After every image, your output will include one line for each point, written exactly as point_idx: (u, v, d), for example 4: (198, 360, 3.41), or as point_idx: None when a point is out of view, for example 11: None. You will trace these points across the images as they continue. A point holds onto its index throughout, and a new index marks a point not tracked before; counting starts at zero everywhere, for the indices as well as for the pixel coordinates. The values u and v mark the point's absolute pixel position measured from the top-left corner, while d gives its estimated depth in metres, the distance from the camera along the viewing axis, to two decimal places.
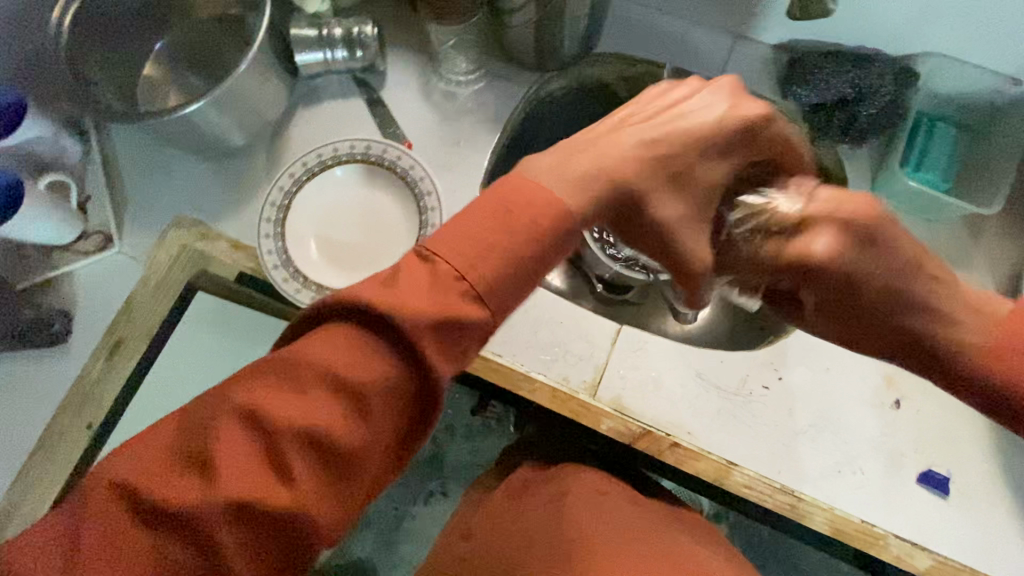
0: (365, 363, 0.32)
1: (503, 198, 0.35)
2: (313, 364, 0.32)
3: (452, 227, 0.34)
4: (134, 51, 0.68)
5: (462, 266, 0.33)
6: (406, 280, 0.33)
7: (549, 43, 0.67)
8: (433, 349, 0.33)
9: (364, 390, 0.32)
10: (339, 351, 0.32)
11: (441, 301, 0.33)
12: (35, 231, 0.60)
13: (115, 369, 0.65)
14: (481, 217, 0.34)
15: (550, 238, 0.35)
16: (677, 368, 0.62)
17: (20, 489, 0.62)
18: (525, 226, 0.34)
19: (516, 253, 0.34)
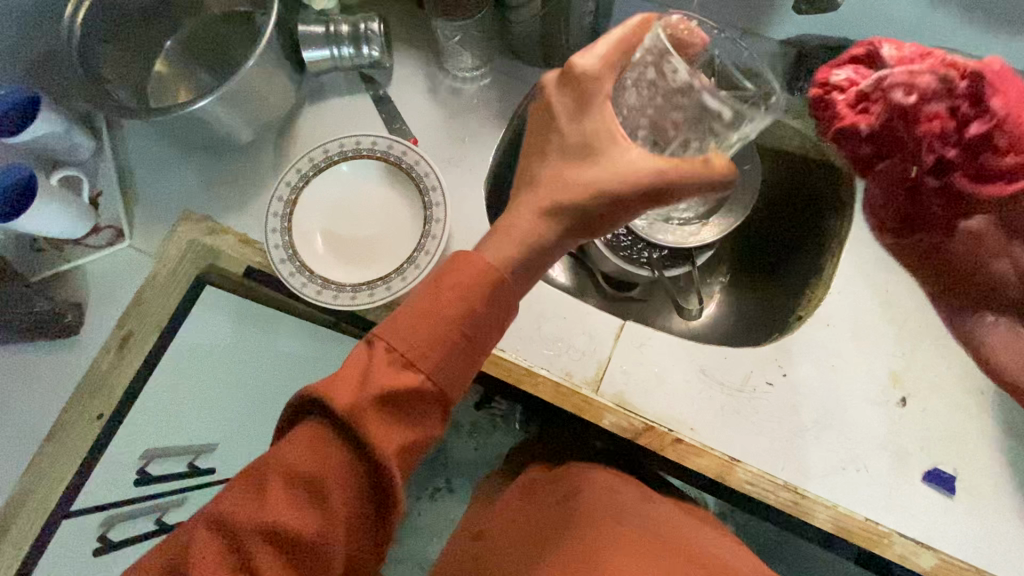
0: (323, 449, 0.38)
1: (438, 286, 0.40)
2: (282, 461, 0.39)
3: (397, 318, 0.40)
4: (145, 49, 0.69)
5: (393, 347, 0.39)
6: (356, 368, 0.39)
7: (555, 38, 0.66)
8: (379, 426, 0.38)
9: (322, 476, 0.38)
10: (303, 449, 0.39)
11: (387, 378, 0.38)
12: (50, 226, 0.62)
13: (126, 361, 0.67)
14: (421, 305, 0.40)
15: (480, 309, 0.40)
16: (679, 364, 0.60)
17: (39, 473, 0.65)
18: (450, 303, 0.40)
19: (450, 322, 0.40)
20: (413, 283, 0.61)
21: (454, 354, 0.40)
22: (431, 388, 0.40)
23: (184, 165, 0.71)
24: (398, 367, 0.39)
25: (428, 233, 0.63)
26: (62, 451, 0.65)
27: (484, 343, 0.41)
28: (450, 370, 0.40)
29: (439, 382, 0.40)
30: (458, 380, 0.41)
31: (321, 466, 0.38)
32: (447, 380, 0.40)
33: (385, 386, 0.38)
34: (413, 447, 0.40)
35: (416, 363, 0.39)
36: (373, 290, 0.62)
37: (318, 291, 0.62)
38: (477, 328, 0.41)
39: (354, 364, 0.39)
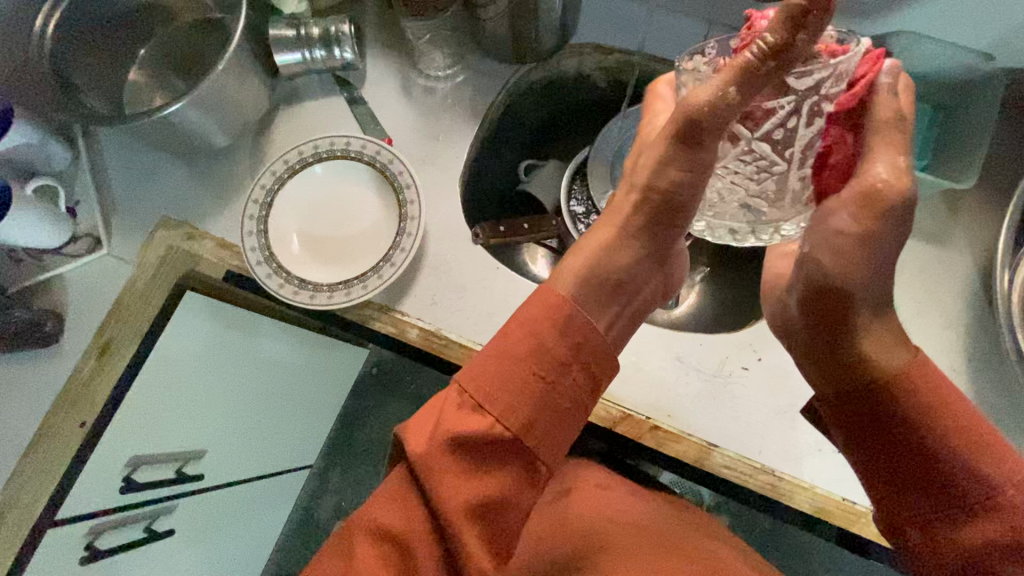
0: (404, 504, 0.41)
1: (537, 330, 0.43)
2: (381, 520, 0.40)
3: (489, 365, 0.42)
4: (119, 59, 0.70)
5: (471, 396, 0.41)
6: (450, 413, 0.41)
7: (523, 34, 0.67)
8: (448, 479, 0.40)
9: (406, 533, 0.40)
10: (395, 509, 0.40)
11: (473, 426, 0.40)
12: (26, 235, 0.62)
13: (106, 368, 0.66)
14: (519, 352, 0.42)
15: (580, 356, 0.43)
16: (656, 352, 0.61)
17: (20, 482, 0.64)
18: (524, 346, 0.42)
19: (546, 364, 0.42)
20: (389, 280, 0.62)
21: (532, 404, 0.41)
22: (512, 438, 0.41)
23: (165, 172, 0.71)
24: (471, 411, 0.41)
25: (403, 231, 0.63)
26: (43, 460, 0.64)
27: (576, 394, 0.43)
28: (532, 419, 0.41)
29: (517, 432, 0.41)
30: (548, 437, 0.42)
31: (408, 523, 0.40)
32: (530, 430, 0.41)
33: (458, 432, 0.40)
34: (493, 502, 0.40)
35: (488, 411, 0.41)
36: (349, 289, 0.62)
37: (295, 291, 0.62)
38: (557, 374, 0.42)
39: (433, 410, 0.42)
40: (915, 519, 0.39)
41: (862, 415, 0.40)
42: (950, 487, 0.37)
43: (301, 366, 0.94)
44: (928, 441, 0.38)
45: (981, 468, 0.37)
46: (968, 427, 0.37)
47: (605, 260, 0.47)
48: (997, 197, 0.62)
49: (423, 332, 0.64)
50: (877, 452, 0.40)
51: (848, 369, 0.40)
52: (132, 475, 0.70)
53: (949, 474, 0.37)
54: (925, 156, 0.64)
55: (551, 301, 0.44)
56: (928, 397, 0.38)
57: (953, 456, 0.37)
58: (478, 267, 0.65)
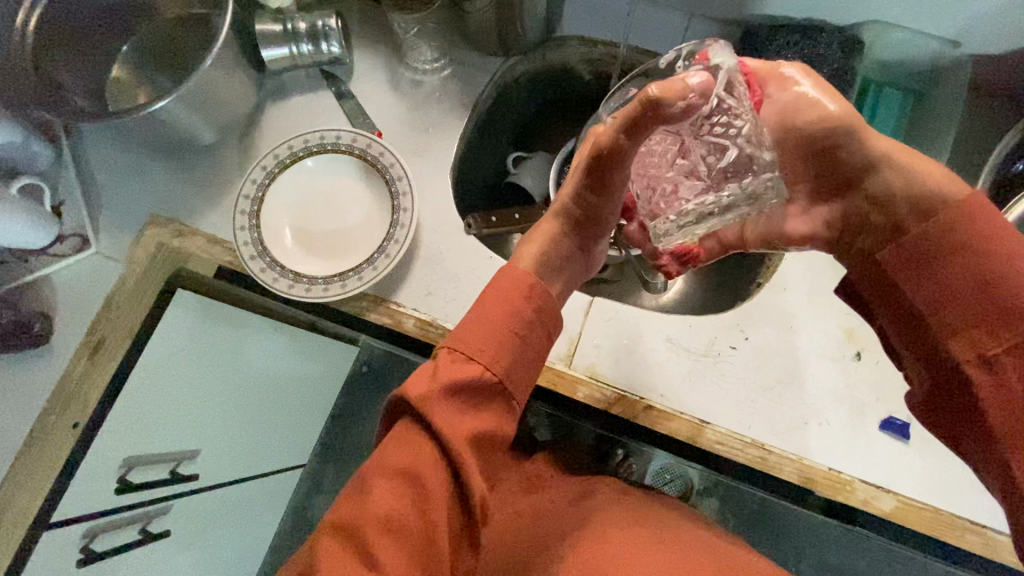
0: (411, 441, 0.40)
1: (514, 293, 0.45)
2: (396, 462, 0.40)
3: (473, 321, 0.44)
4: (101, 56, 0.69)
5: (459, 349, 0.43)
6: (442, 366, 0.42)
7: (509, 27, 0.68)
8: (451, 417, 0.40)
9: (415, 466, 0.39)
10: (410, 449, 0.40)
11: (463, 373, 0.42)
12: (12, 234, 0.61)
13: (98, 368, 0.66)
14: (498, 310, 0.44)
15: (544, 320, 0.46)
16: (648, 334, 0.62)
17: (13, 486, 0.63)
18: (501, 306, 0.44)
19: (518, 324, 0.44)
20: (384, 271, 0.62)
21: (515, 351, 0.44)
22: (498, 383, 0.43)
23: (150, 169, 0.71)
24: (465, 363, 0.42)
25: (397, 222, 0.64)
26: (35, 462, 0.64)
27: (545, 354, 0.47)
28: (512, 367, 0.44)
29: (502, 375, 0.43)
30: (524, 386, 0.45)
31: (417, 457, 0.40)
32: (512, 375, 0.44)
33: (453, 379, 0.41)
34: (490, 436, 0.42)
35: (476, 359, 0.42)
36: (344, 281, 0.63)
37: (290, 285, 0.62)
38: (530, 328, 0.45)
39: (428, 364, 0.43)
40: (980, 352, 0.38)
41: (913, 258, 0.41)
42: (1013, 312, 0.37)
43: (294, 362, 0.94)
44: (986, 272, 0.38)
45: None
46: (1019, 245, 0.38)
47: (553, 248, 0.51)
48: (966, 180, 0.65)
49: (419, 322, 0.65)
50: (928, 294, 0.41)
51: (897, 216, 0.43)
52: (127, 475, 0.70)
53: (1013, 299, 0.37)
54: (897, 141, 0.67)
55: (511, 273, 0.46)
56: (980, 232, 0.39)
57: (1012, 281, 0.37)
58: (472, 257, 0.66)
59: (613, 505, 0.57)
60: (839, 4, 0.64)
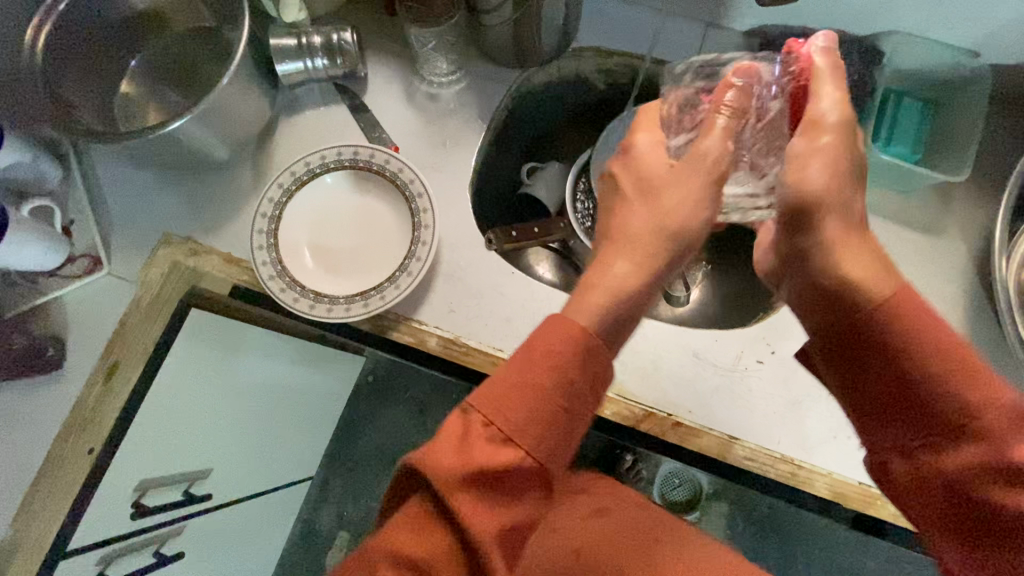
0: (423, 536, 0.33)
1: (560, 354, 0.38)
2: (403, 556, 0.33)
3: (507, 383, 0.37)
4: (110, 73, 0.68)
5: (493, 416, 0.36)
6: (473, 440, 0.35)
7: (527, 39, 0.67)
8: (477, 509, 0.34)
9: (425, 565, 0.33)
10: (417, 539, 0.33)
11: (494, 453, 0.35)
12: (24, 257, 0.60)
13: (113, 393, 0.64)
14: (540, 374, 0.37)
15: (594, 386, 0.39)
16: (673, 350, 0.62)
17: (26, 518, 0.61)
18: (549, 371, 0.37)
19: (562, 394, 0.37)
20: (407, 290, 0.61)
21: (561, 431, 0.37)
22: (536, 466, 0.36)
23: (163, 188, 0.69)
24: (498, 444, 0.35)
25: (418, 239, 0.63)
26: (50, 491, 0.62)
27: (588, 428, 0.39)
28: (554, 447, 0.37)
29: (544, 458, 0.36)
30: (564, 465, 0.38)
31: (428, 549, 0.33)
32: (555, 457, 0.37)
33: (482, 463, 0.34)
34: (521, 531, 0.35)
35: (515, 438, 0.35)
36: (367, 300, 0.62)
37: (311, 305, 0.61)
38: (579, 400, 0.38)
39: (452, 430, 0.36)
40: (905, 452, 0.37)
41: (842, 348, 0.38)
42: (927, 409, 0.35)
43: (307, 378, 0.93)
44: (914, 373, 0.35)
45: (961, 392, 0.34)
46: (935, 339, 0.35)
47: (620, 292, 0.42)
48: (986, 188, 0.65)
49: (442, 341, 0.64)
50: (855, 383, 0.38)
51: (824, 298, 0.39)
52: (141, 499, 0.68)
53: (921, 401, 0.35)
54: (918, 150, 0.66)
55: (564, 326, 0.39)
56: (913, 328, 0.36)
57: (932, 385, 0.35)
58: (494, 273, 0.65)
59: (623, 537, 0.56)
60: (858, 16, 0.64)
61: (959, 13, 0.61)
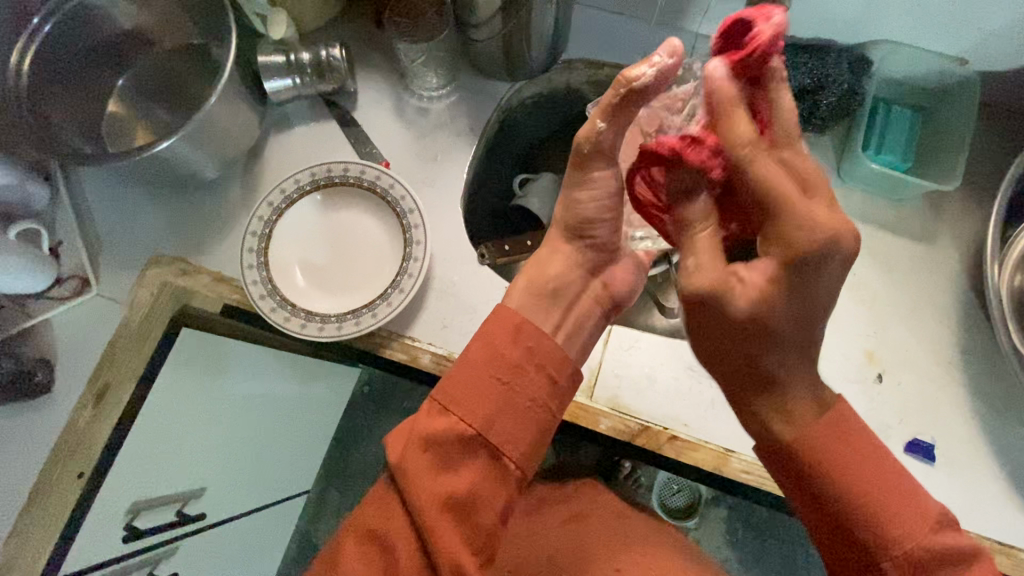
0: (386, 506, 0.41)
1: (497, 332, 0.43)
2: (366, 526, 0.41)
3: (452, 369, 0.42)
4: (96, 92, 0.67)
5: (437, 399, 0.42)
6: (420, 421, 0.42)
7: (516, 53, 0.67)
8: (421, 477, 0.40)
9: (386, 530, 0.40)
10: (379, 511, 0.41)
11: (438, 425, 0.41)
12: (11, 281, 0.59)
13: (103, 416, 0.63)
14: (478, 354, 0.42)
15: (539, 358, 0.43)
16: (668, 363, 0.62)
17: (18, 541, 0.61)
18: (482, 354, 0.42)
19: (498, 369, 0.42)
20: (399, 307, 0.61)
21: (495, 402, 0.41)
22: (476, 436, 0.41)
23: (151, 206, 0.69)
24: (439, 416, 0.41)
25: (410, 256, 0.62)
26: (42, 517, 0.61)
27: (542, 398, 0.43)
28: (493, 417, 0.41)
29: (481, 428, 0.41)
30: (513, 435, 0.41)
31: (389, 523, 0.41)
32: (492, 428, 0.41)
33: (426, 435, 0.41)
34: (466, 500, 0.40)
35: (451, 412, 0.41)
36: (358, 318, 0.61)
37: (302, 324, 0.61)
38: (516, 374, 0.42)
39: (409, 418, 0.43)
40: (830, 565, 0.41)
41: (788, 472, 0.40)
42: (861, 538, 0.39)
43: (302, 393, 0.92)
44: (841, 503, 0.39)
45: (893, 524, 0.38)
46: (873, 468, 0.39)
47: (547, 269, 0.49)
48: (979, 197, 0.65)
49: (436, 358, 0.63)
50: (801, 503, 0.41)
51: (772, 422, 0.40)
52: (133, 523, 0.66)
53: (849, 530, 0.39)
54: (909, 159, 0.66)
55: (501, 312, 0.44)
56: (843, 463, 0.39)
57: (859, 516, 0.39)
58: (487, 288, 0.65)
59: (595, 525, 0.56)
60: (848, 25, 0.64)
61: (947, 22, 0.61)
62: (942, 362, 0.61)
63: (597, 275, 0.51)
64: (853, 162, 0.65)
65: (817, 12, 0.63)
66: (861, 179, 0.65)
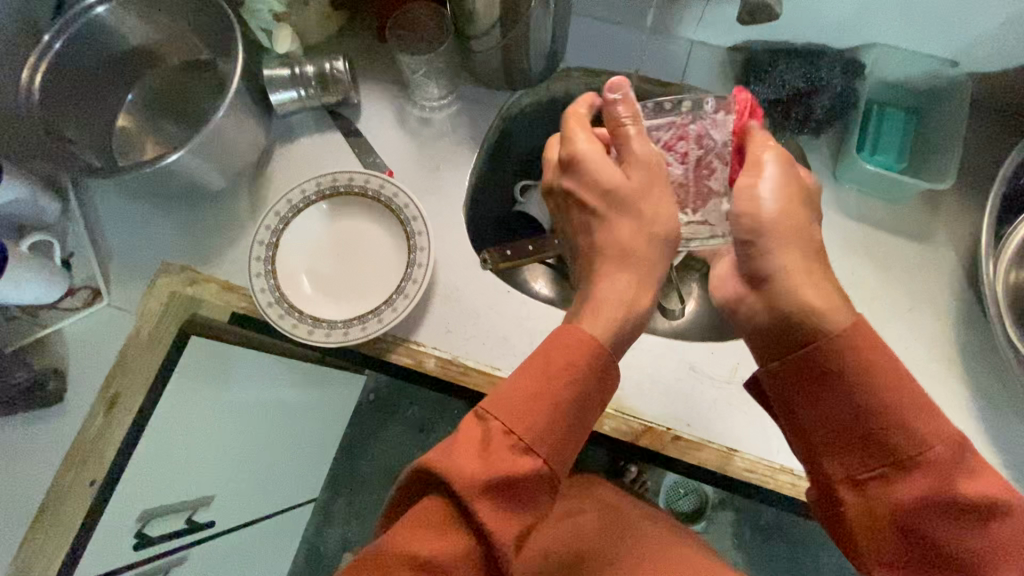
0: (450, 539, 0.36)
1: (581, 367, 0.40)
2: (422, 559, 0.35)
3: (528, 398, 0.39)
4: (105, 107, 0.70)
5: (517, 433, 0.38)
6: (500, 453, 0.37)
7: (516, 62, 0.68)
8: (501, 518, 0.36)
9: (451, 566, 0.36)
10: (438, 542, 0.36)
11: (523, 464, 0.38)
12: (25, 292, 0.61)
13: (113, 425, 0.64)
14: (562, 385, 0.40)
15: (610, 395, 0.42)
16: (670, 364, 0.63)
17: (29, 553, 0.61)
18: (566, 387, 0.40)
19: (580, 405, 0.40)
20: (404, 312, 0.62)
21: (572, 441, 0.40)
22: (552, 475, 0.39)
23: (159, 217, 0.70)
24: (519, 453, 0.38)
25: (414, 262, 0.63)
26: (52, 527, 0.62)
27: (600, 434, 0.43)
28: (570, 456, 0.40)
29: (559, 469, 0.39)
30: (577, 472, 0.41)
31: (443, 552, 0.36)
32: (567, 468, 0.40)
33: (512, 475, 0.37)
34: (533, 537, 0.38)
35: (534, 449, 0.38)
36: (365, 323, 0.62)
37: (310, 330, 0.62)
38: (592, 413, 0.41)
39: (476, 446, 0.38)
40: (851, 475, 0.40)
41: (805, 377, 0.40)
42: (882, 444, 0.38)
43: (309, 402, 0.93)
44: (870, 406, 0.38)
45: (915, 426, 0.38)
46: (898, 380, 0.38)
47: (620, 285, 0.45)
48: (974, 195, 0.66)
49: (440, 362, 0.64)
50: (819, 413, 0.40)
51: (789, 326, 0.41)
52: (144, 529, 0.68)
53: (877, 430, 0.38)
54: (903, 159, 0.68)
55: (584, 338, 0.41)
56: (874, 363, 0.39)
57: (881, 417, 0.38)
58: (490, 292, 0.66)
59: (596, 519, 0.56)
60: (838, 30, 0.66)
61: (934, 26, 0.62)
62: (941, 359, 0.62)
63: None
64: (849, 163, 0.66)
65: (808, 18, 0.65)
66: (856, 180, 0.66)
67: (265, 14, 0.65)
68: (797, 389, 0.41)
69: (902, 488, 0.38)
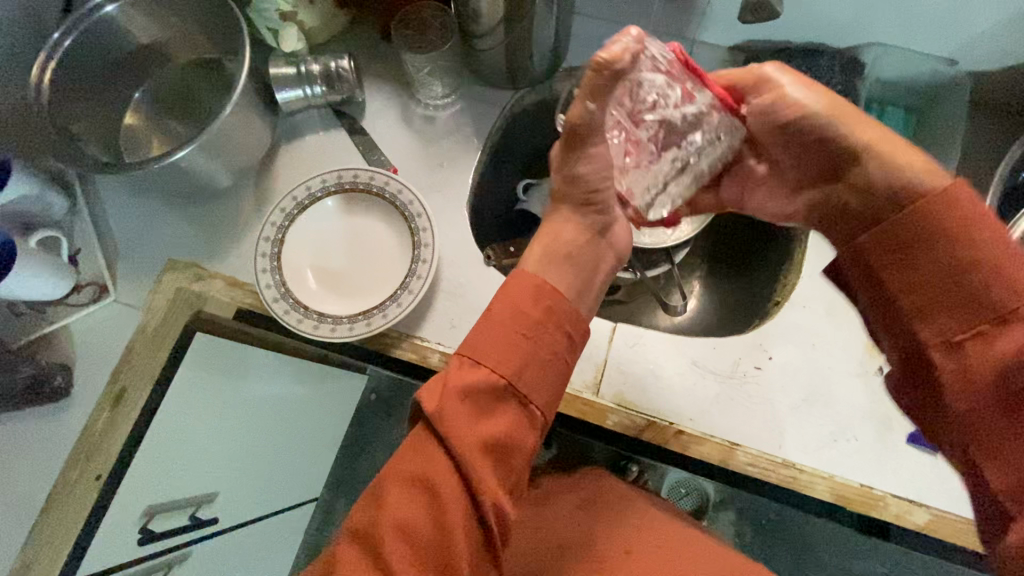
0: (424, 451, 0.41)
1: (515, 293, 0.45)
2: (405, 470, 0.40)
3: (475, 329, 0.44)
4: (113, 105, 0.70)
5: (466, 354, 0.43)
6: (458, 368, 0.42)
7: (518, 61, 0.69)
8: (461, 422, 0.40)
9: (429, 474, 0.40)
10: (418, 459, 0.41)
11: (472, 375, 0.42)
12: (31, 289, 0.61)
13: (121, 418, 0.66)
14: (502, 311, 0.44)
15: (558, 313, 0.45)
16: (673, 359, 0.63)
17: (38, 543, 0.62)
18: (506, 310, 0.44)
19: (523, 321, 0.44)
20: (409, 307, 0.62)
21: (521, 354, 0.43)
22: (505, 384, 0.42)
23: (165, 213, 0.71)
24: (471, 367, 0.42)
25: (418, 258, 0.64)
26: (60, 518, 0.63)
27: (561, 350, 0.45)
28: (523, 366, 0.43)
29: (513, 378, 0.43)
30: (536, 381, 0.43)
31: (423, 466, 0.40)
32: (521, 376, 0.43)
33: (464, 384, 0.41)
34: (503, 442, 0.41)
35: (486, 365, 0.42)
36: (369, 319, 0.63)
37: (315, 325, 0.62)
38: (539, 329, 0.44)
39: (437, 373, 0.43)
40: (945, 337, 0.36)
41: (887, 244, 0.38)
42: (979, 301, 0.35)
43: (315, 400, 0.93)
44: (961, 263, 0.35)
45: (1009, 277, 0.34)
46: (987, 236, 0.35)
47: (559, 234, 0.50)
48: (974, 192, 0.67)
49: (444, 357, 0.64)
50: (910, 282, 0.37)
51: (876, 203, 0.39)
52: (149, 525, 0.65)
53: (975, 286, 0.35)
54: None
55: (520, 275, 0.47)
56: (964, 224, 0.36)
57: (977, 271, 0.35)
58: (493, 289, 0.66)
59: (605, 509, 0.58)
60: (838, 29, 0.67)
61: (932, 27, 0.63)
62: None
63: (603, 236, 0.52)
64: None
65: (808, 17, 0.66)
66: None
67: (271, 14, 0.66)
68: (883, 255, 0.38)
69: (1011, 341, 0.34)
